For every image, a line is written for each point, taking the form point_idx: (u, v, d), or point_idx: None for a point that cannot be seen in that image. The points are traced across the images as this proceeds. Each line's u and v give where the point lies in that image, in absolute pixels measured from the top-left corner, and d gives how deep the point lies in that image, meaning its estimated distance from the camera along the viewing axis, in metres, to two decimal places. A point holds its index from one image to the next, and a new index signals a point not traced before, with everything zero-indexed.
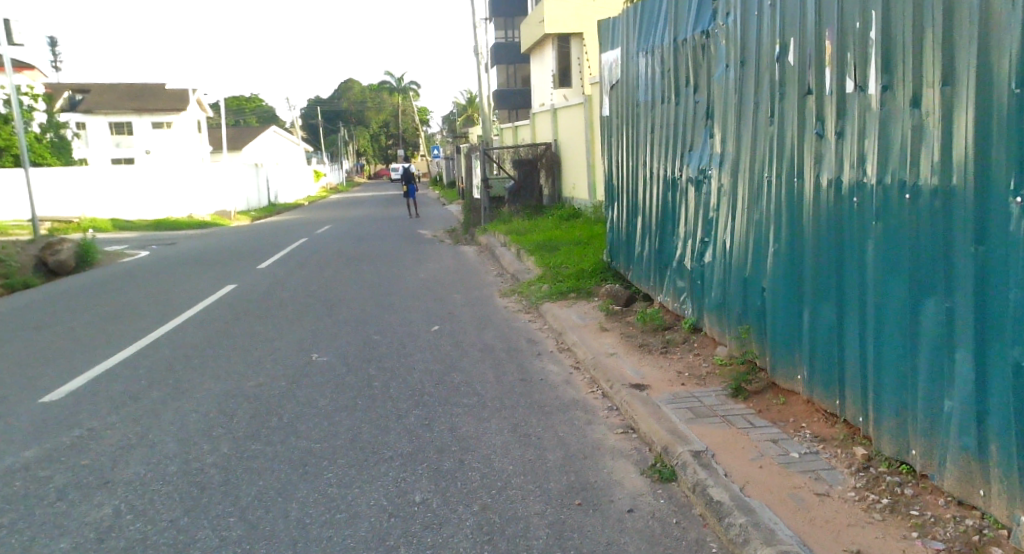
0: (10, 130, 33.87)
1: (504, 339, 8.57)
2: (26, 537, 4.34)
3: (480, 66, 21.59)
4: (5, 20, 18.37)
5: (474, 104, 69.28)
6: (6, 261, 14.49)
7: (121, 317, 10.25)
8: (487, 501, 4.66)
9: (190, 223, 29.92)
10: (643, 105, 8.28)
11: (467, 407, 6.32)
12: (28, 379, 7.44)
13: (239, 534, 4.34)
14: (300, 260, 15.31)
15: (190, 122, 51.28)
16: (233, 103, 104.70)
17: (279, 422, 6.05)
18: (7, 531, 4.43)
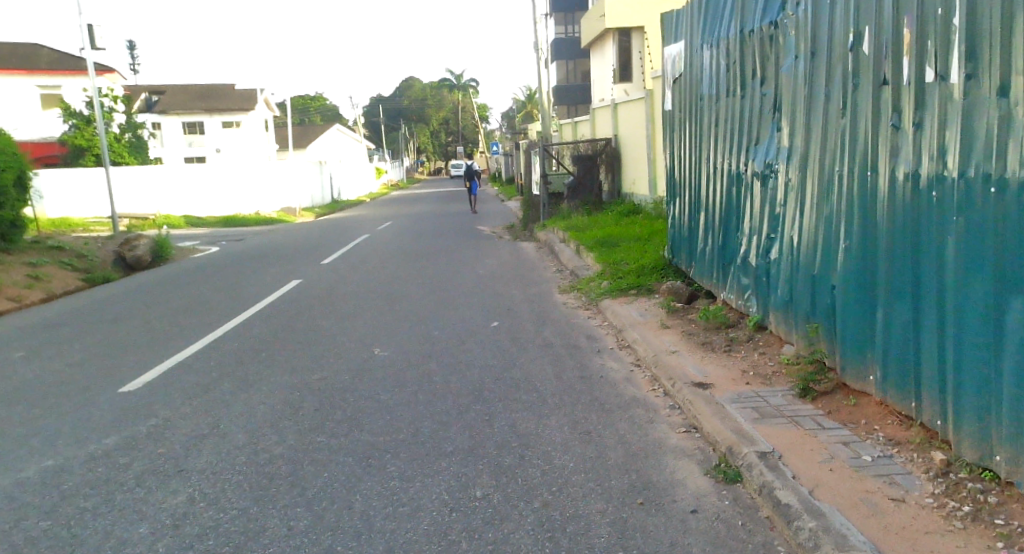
0: (92, 131, 35.72)
1: (563, 335, 8.55)
2: (107, 522, 4.49)
3: (541, 61, 21.51)
4: (90, 25, 19.07)
5: (532, 100, 69.05)
6: (87, 257, 15.08)
7: (193, 310, 10.53)
8: (547, 498, 4.64)
9: (257, 219, 30.61)
10: (707, 99, 8.14)
11: (526, 403, 6.32)
12: (108, 369, 7.71)
13: (306, 524, 4.41)
14: (364, 256, 15.53)
15: (257, 121, 52.45)
16: (299, 103, 107.06)
17: (342, 415, 6.14)
18: (91, 514, 4.60)
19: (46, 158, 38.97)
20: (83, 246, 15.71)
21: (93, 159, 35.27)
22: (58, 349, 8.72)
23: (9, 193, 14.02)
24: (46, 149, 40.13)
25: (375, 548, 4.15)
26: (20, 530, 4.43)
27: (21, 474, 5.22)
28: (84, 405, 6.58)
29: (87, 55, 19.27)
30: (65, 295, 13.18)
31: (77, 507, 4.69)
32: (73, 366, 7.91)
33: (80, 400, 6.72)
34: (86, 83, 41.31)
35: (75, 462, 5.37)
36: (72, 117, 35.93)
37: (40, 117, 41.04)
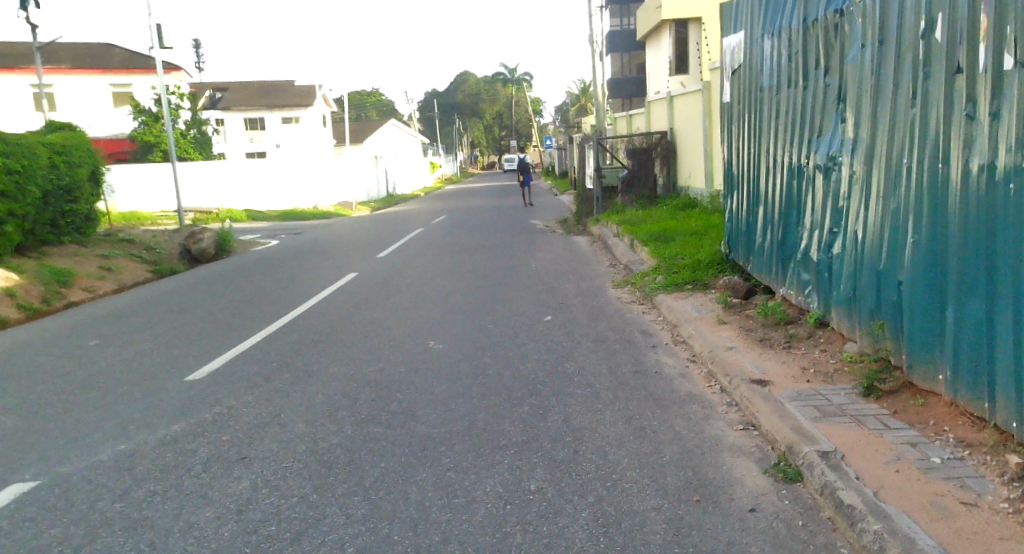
0: (160, 128, 36.83)
1: (617, 330, 8.49)
2: (175, 506, 4.61)
3: (596, 54, 21.39)
4: (160, 25, 19.65)
5: (586, 93, 68.71)
6: (156, 250, 15.56)
7: (254, 302, 10.74)
8: (602, 493, 4.61)
9: (315, 213, 31.08)
10: (767, 90, 7.98)
11: (580, 398, 6.29)
12: (175, 358, 7.92)
13: (363, 513, 4.46)
14: (419, 249, 15.66)
15: (316, 117, 53.25)
16: (356, 98, 108.40)
17: (399, 407, 6.20)
18: (159, 498, 4.72)
19: (118, 154, 40.27)
20: (151, 239, 16.23)
21: (160, 155, 36.35)
22: (128, 338, 8.98)
23: (83, 187, 14.49)
24: (116, 145, 41.43)
25: (431, 539, 4.17)
26: (94, 512, 4.58)
27: (95, 457, 5.39)
28: (152, 392, 6.77)
29: (157, 54, 19.85)
30: (134, 286, 13.58)
31: (146, 491, 4.83)
32: (143, 354, 8.14)
33: (149, 387, 6.92)
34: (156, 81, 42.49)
35: (144, 447, 5.53)
36: (141, 114, 37.09)
37: (112, 114, 42.36)
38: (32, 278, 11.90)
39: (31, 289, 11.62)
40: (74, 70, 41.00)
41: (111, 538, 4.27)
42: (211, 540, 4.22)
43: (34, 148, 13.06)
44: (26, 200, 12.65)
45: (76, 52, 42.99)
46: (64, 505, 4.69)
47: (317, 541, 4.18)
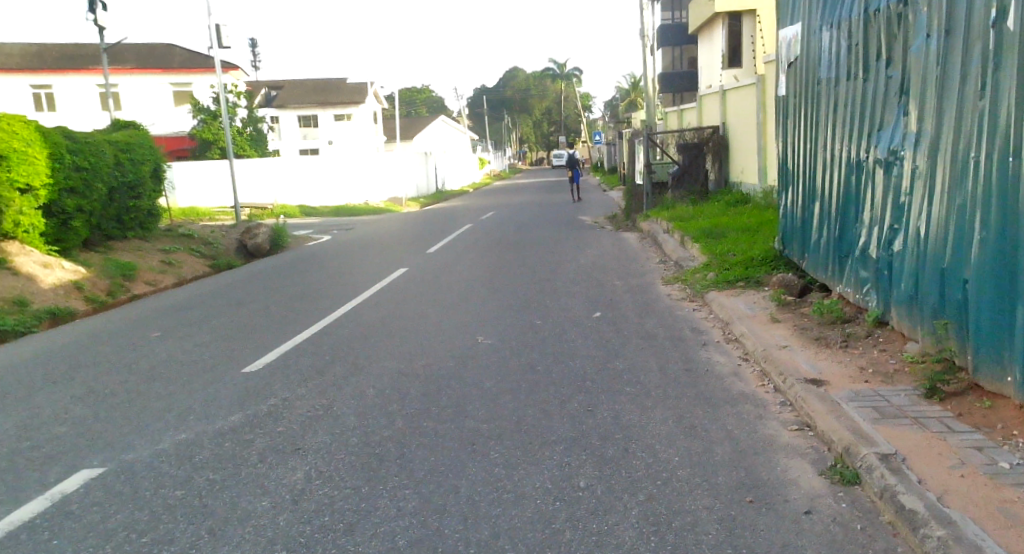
0: (217, 125, 37.60)
1: (667, 327, 8.39)
2: (232, 494, 4.69)
3: (647, 48, 21.20)
4: (218, 25, 20.05)
5: (636, 88, 68.06)
6: (214, 245, 15.90)
7: (308, 296, 10.89)
8: (653, 491, 4.55)
9: (366, 208, 31.40)
10: (825, 83, 7.80)
11: (630, 395, 6.23)
12: (232, 350, 8.07)
13: (414, 506, 4.48)
14: (469, 245, 15.72)
15: (367, 114, 53.78)
16: (406, 96, 109.38)
17: (448, 401, 6.21)
18: (218, 487, 4.81)
19: (178, 152, 41.21)
20: (209, 234, 16.60)
21: (218, 152, 37.11)
22: (188, 330, 9.18)
23: (146, 183, 14.86)
24: (177, 142, 42.22)
25: (481, 534, 4.17)
26: (156, 499, 4.68)
27: (156, 446, 5.51)
28: (210, 383, 6.91)
29: (215, 54, 20.25)
30: (194, 279, 13.88)
31: (205, 479, 4.92)
32: (202, 346, 8.32)
33: (207, 379, 7.06)
34: (213, 80, 43.34)
35: (203, 437, 5.64)
36: (200, 112, 37.92)
37: (172, 113, 43.34)
38: (98, 271, 12.30)
39: (97, 282, 11.98)
40: (138, 69, 42.17)
41: (172, 525, 4.37)
42: (267, 529, 4.29)
43: (100, 145, 13.44)
44: (93, 196, 13.04)
45: (140, 52, 44.16)
46: (128, 490, 4.81)
47: (369, 533, 4.21)
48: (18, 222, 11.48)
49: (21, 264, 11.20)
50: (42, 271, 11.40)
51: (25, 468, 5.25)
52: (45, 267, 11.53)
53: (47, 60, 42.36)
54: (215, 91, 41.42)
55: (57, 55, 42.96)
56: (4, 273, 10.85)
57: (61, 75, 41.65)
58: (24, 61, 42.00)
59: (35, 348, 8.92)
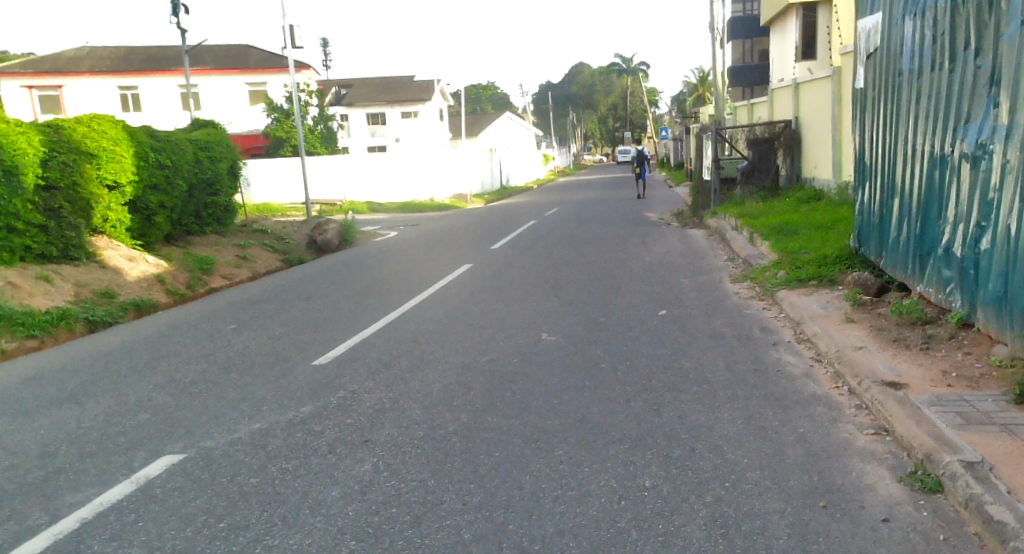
0: (289, 123, 38.42)
1: (736, 326, 8.21)
2: (303, 483, 4.76)
3: (718, 40, 20.82)
4: (291, 26, 20.49)
5: (705, 82, 66.85)
6: (285, 240, 16.23)
7: (375, 291, 11.01)
8: (720, 493, 4.45)
9: (431, 205, 31.64)
10: (907, 74, 7.52)
11: (697, 394, 6.11)
12: (302, 343, 8.20)
13: (479, 501, 4.47)
14: (533, 241, 15.68)
15: (433, 111, 54.19)
16: (472, 93, 109.83)
17: (512, 397, 6.19)
18: (290, 475, 4.89)
19: (252, 150, 42.18)
20: (281, 229, 16.94)
21: (289, 149, 37.90)
22: (262, 323, 9.37)
23: (223, 180, 15.24)
24: (251, 140, 43.16)
25: (545, 530, 4.13)
26: (232, 485, 4.78)
27: (231, 435, 5.63)
28: (281, 375, 7.03)
29: (289, 54, 20.71)
30: (266, 273, 14.17)
31: (277, 468, 5.00)
32: (274, 339, 8.48)
33: (278, 370, 7.19)
34: (286, 79, 44.27)
35: (275, 427, 5.74)
36: (274, 111, 38.82)
37: (246, 112, 44.42)
38: (179, 264, 12.69)
39: (178, 275, 12.32)
40: (216, 70, 43.33)
41: (247, 511, 4.44)
42: (337, 518, 4.33)
43: (181, 144, 13.85)
44: (175, 192, 13.44)
45: (218, 53, 45.37)
46: (205, 477, 4.92)
47: (435, 526, 4.21)
48: (106, 217, 11.86)
49: (108, 257, 11.64)
50: (128, 264, 11.81)
51: (112, 453, 5.42)
52: (131, 260, 11.97)
53: (131, 62, 43.87)
54: (287, 90, 42.37)
55: (140, 57, 44.47)
56: (93, 266, 11.30)
57: (145, 76, 43.05)
58: (110, 63, 43.58)
59: (120, 338, 9.20)
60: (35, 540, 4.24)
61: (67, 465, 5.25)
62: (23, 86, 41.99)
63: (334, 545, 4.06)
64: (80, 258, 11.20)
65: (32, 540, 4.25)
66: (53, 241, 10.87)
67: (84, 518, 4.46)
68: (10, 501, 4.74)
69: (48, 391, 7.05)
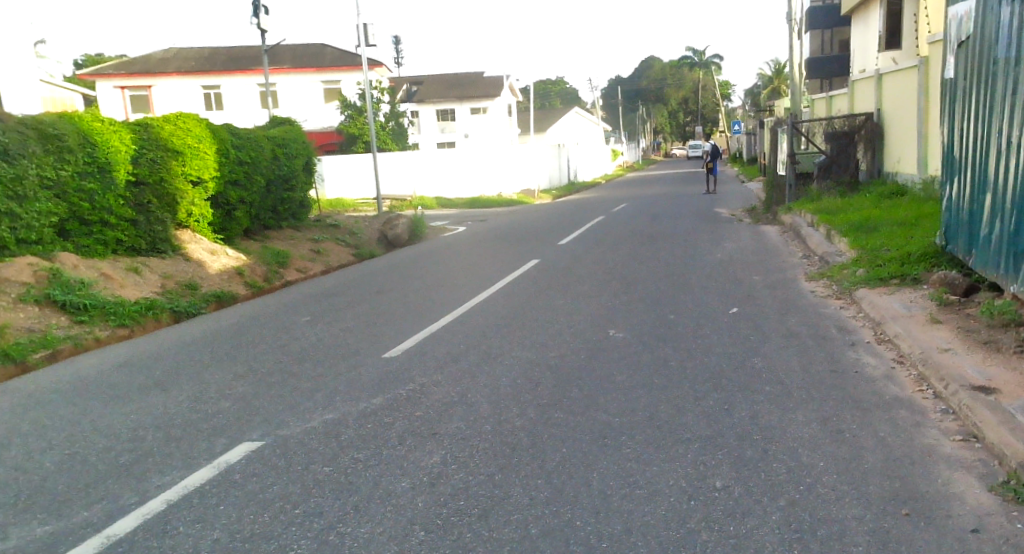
0: (362, 120, 39.05)
1: (812, 325, 7.96)
2: (374, 473, 4.79)
3: (796, 32, 20.27)
4: (365, 25, 20.77)
5: (781, 75, 65.22)
6: (357, 234, 16.47)
7: (445, 285, 11.06)
8: (795, 497, 4.30)
9: (499, 200, 31.72)
10: (1003, 63, 7.16)
11: (769, 395, 5.94)
12: (372, 336, 8.28)
13: (546, 496, 4.41)
14: (602, 237, 15.56)
15: (503, 107, 54.32)
16: (541, 89, 109.86)
17: (580, 393, 6.12)
18: (360, 465, 4.92)
19: (326, 147, 43.00)
20: (352, 224, 17.20)
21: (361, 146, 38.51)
22: (335, 315, 9.51)
23: (299, 177, 15.54)
24: (326, 136, 43.99)
25: (613, 528, 4.05)
26: (307, 473, 4.84)
27: (306, 424, 5.71)
28: (352, 367, 7.11)
29: (363, 52, 21.00)
30: (339, 267, 14.38)
31: (349, 458, 5.05)
32: (345, 332, 8.59)
33: (350, 362, 7.28)
34: (359, 77, 44.94)
35: (346, 418, 5.79)
36: (347, 108, 39.50)
37: (321, 109, 45.26)
38: (257, 258, 12.98)
39: (256, 268, 12.59)
40: (294, 69, 44.30)
41: (320, 499, 4.49)
42: (408, 508, 4.33)
43: (261, 141, 14.16)
44: (253, 188, 13.77)
45: (296, 52, 46.36)
46: (280, 464, 5.00)
47: (503, 519, 4.18)
48: (191, 212, 12.15)
49: (191, 251, 12.00)
50: (209, 257, 12.16)
51: (194, 438, 5.55)
52: (212, 254, 12.32)
53: (213, 61, 45.20)
54: (360, 88, 43.04)
55: (221, 57, 45.79)
56: (178, 259, 11.63)
57: (227, 76, 44.28)
58: (195, 63, 44.99)
59: (203, 328, 9.46)
60: (126, 519, 4.37)
61: (154, 448, 5.41)
62: (114, 86, 43.73)
63: (405, 535, 4.07)
64: (166, 251, 11.55)
65: (123, 518, 4.39)
66: (142, 234, 11.25)
67: (170, 499, 4.57)
68: (101, 481, 4.90)
69: (133, 379, 7.28)
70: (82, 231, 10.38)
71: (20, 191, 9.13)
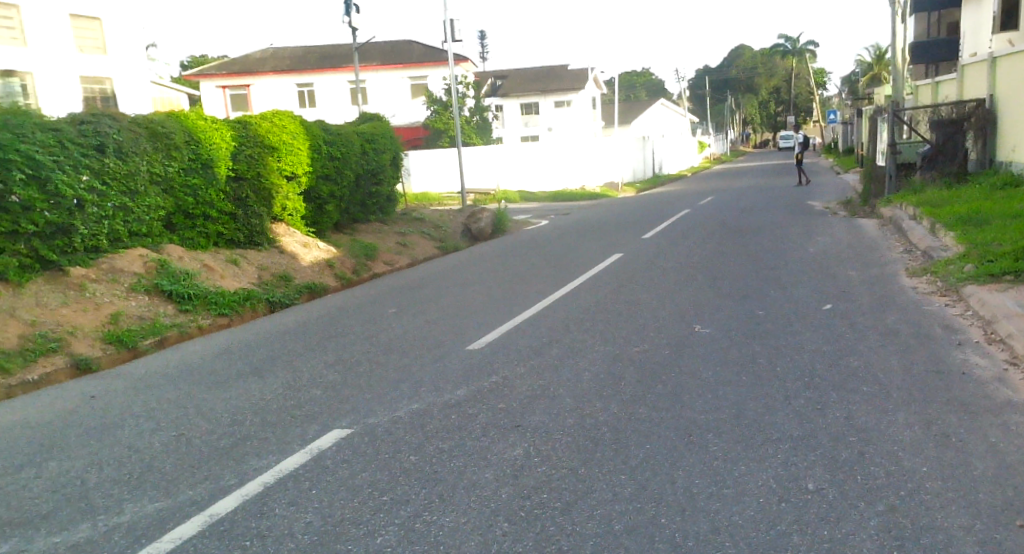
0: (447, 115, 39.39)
1: (912, 323, 7.54)
2: (457, 463, 4.74)
3: (899, 15, 19.33)
4: (452, 20, 20.85)
5: (882, 60, 62.45)
6: (442, 227, 16.56)
7: (529, 278, 11.00)
8: (895, 502, 4.04)
9: (583, 193, 31.52)
10: None
11: (867, 395, 5.63)
12: (455, 328, 8.28)
13: (630, 492, 4.28)
14: (687, 230, 15.22)
15: (587, 99, 53.93)
16: (627, 80, 108.69)
17: (665, 389, 5.94)
18: (445, 455, 4.89)
19: (412, 141, 43.56)
20: (437, 217, 17.30)
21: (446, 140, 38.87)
22: (420, 307, 9.54)
23: (387, 170, 15.71)
24: (412, 131, 44.52)
25: (698, 527, 3.89)
26: (394, 461, 4.83)
27: (393, 413, 5.72)
28: (436, 359, 7.10)
29: (449, 47, 21.10)
30: (424, 260, 14.48)
31: (435, 447, 5.02)
32: (428, 323, 8.61)
33: (434, 353, 7.28)
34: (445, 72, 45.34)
35: (429, 408, 5.77)
36: (433, 103, 39.93)
37: (407, 104, 45.86)
38: (346, 250, 13.18)
39: (346, 261, 12.76)
40: (383, 66, 44.95)
41: (404, 487, 4.46)
42: (491, 500, 4.26)
43: (351, 136, 14.38)
44: (344, 182, 14.00)
45: (384, 49, 47.08)
46: (368, 452, 5.01)
47: (586, 514, 4.06)
48: (285, 206, 12.49)
49: (285, 243, 12.26)
50: (302, 249, 12.41)
51: (288, 424, 5.63)
52: (305, 246, 12.56)
53: (305, 60, 46.39)
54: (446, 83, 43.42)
55: (313, 55, 46.94)
56: (273, 251, 11.91)
57: (319, 74, 45.31)
58: (289, 62, 46.22)
59: (298, 318, 9.64)
60: (227, 499, 4.44)
61: (252, 432, 5.50)
62: (216, 86, 45.50)
63: (488, 525, 4.00)
64: (262, 244, 11.83)
65: (224, 498, 4.46)
66: (240, 228, 11.55)
67: (267, 482, 4.63)
68: (196, 463, 5.01)
69: (230, 366, 7.46)
70: (185, 224, 10.73)
71: (133, 186, 9.47)
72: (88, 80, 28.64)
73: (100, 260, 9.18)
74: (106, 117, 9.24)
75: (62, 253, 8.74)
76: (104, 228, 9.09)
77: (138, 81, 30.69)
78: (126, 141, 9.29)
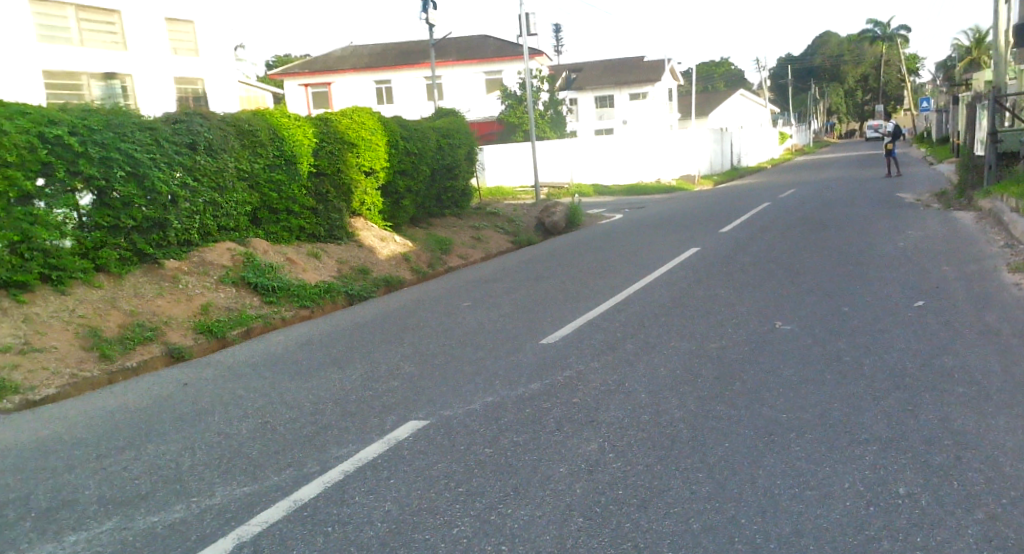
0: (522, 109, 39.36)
1: (1013, 322, 7.13)
2: (531, 458, 4.67)
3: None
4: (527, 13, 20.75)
5: (979, 45, 59.50)
6: (516, 222, 16.52)
7: (605, 272, 10.85)
8: (994, 510, 3.80)
9: (658, 186, 31.06)
10: None
11: (963, 397, 5.33)
12: (529, 322, 8.22)
13: (708, 491, 4.14)
14: (767, 223, 14.82)
15: (663, 92, 53.16)
16: (705, 72, 106.71)
17: (745, 386, 5.76)
18: (518, 448, 4.83)
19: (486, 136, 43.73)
20: (511, 212, 17.26)
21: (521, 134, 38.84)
22: (495, 301, 9.51)
23: (462, 166, 15.76)
24: (487, 126, 44.66)
25: (781, 529, 3.73)
26: (467, 453, 4.80)
27: (468, 406, 5.69)
28: (510, 352, 7.05)
29: (524, 41, 21.02)
30: (498, 254, 14.47)
31: (508, 441, 4.97)
32: (503, 317, 8.57)
33: (508, 347, 7.24)
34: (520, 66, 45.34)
35: (502, 402, 5.73)
36: (508, 97, 39.95)
37: (482, 99, 46.05)
38: (421, 244, 13.27)
39: (421, 255, 12.84)
40: (459, 61, 45.24)
41: (479, 480, 4.42)
42: (564, 495, 4.19)
43: (427, 132, 14.47)
44: (419, 177, 14.10)
45: (460, 45, 47.34)
46: (441, 443, 4.99)
47: (662, 512, 3.95)
48: (364, 201, 12.63)
49: (364, 237, 12.41)
50: (379, 243, 12.54)
51: (365, 415, 5.66)
52: (382, 241, 12.69)
53: (383, 57, 47.01)
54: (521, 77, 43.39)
55: (391, 52, 47.53)
56: (353, 245, 12.06)
57: (397, 71, 45.86)
58: (368, 60, 46.93)
59: (376, 311, 9.73)
60: (308, 486, 4.48)
61: (331, 422, 5.56)
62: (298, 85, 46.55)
63: (563, 519, 3.93)
64: (342, 238, 11.99)
65: (304, 485, 4.50)
66: (320, 222, 11.75)
67: (347, 471, 4.66)
68: (274, 450, 5.08)
69: (309, 357, 7.57)
70: (271, 219, 10.94)
71: (222, 182, 9.74)
72: (180, 81, 29.62)
73: (191, 253, 9.45)
74: (197, 116, 9.51)
75: (157, 247, 9.03)
76: (195, 223, 9.36)
77: (229, 82, 31.57)
78: (215, 139, 9.56)
